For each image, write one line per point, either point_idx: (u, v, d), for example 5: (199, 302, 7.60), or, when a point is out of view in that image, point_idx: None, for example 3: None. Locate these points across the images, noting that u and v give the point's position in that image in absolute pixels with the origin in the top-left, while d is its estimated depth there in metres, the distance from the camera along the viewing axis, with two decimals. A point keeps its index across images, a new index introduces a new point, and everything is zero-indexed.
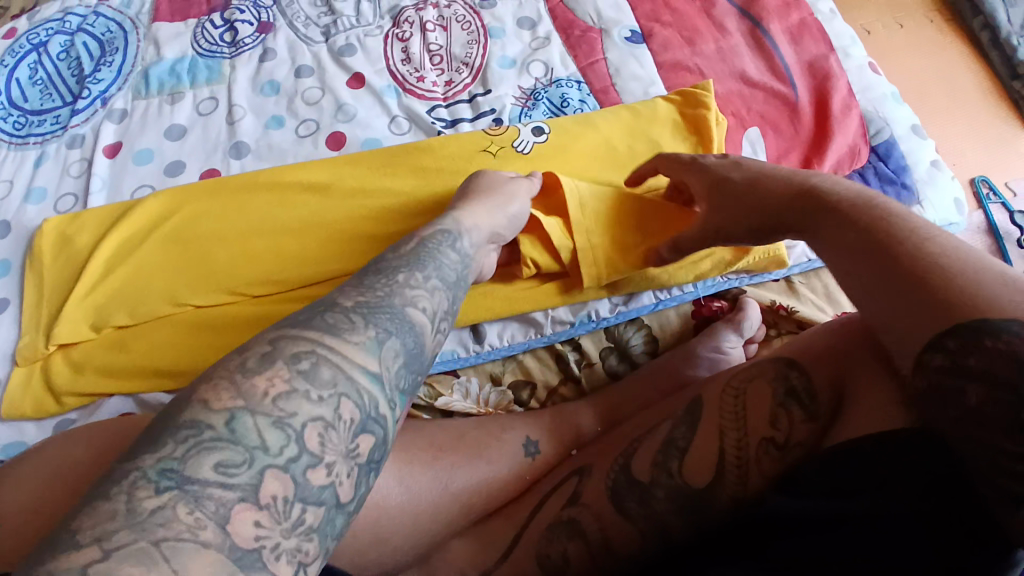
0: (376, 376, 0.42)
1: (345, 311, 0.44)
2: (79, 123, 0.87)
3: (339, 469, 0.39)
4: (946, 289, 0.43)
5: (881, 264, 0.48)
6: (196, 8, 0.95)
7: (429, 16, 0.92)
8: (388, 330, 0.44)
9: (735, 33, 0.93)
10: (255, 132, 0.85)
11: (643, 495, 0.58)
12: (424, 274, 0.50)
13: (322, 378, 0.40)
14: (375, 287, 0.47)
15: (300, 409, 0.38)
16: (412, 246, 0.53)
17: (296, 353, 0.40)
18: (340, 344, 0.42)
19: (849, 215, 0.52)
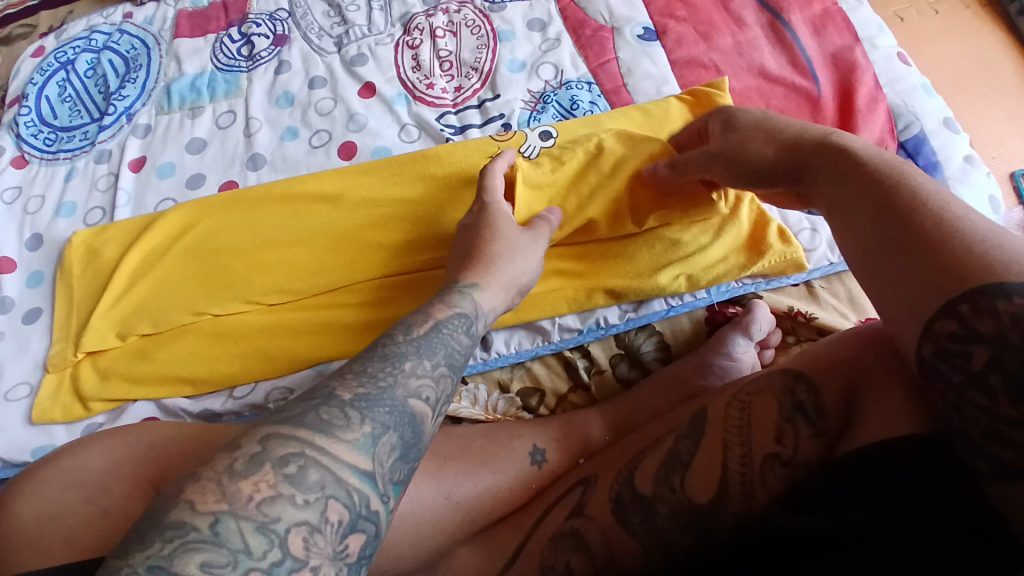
0: (366, 474, 0.42)
1: (341, 405, 0.44)
2: (106, 138, 0.91)
3: (324, 573, 0.39)
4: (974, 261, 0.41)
5: (902, 232, 0.46)
6: (214, 23, 0.98)
7: (439, 22, 0.92)
8: (384, 426, 0.44)
9: (753, 26, 0.89)
10: (270, 144, 0.87)
11: (645, 509, 0.57)
12: (433, 359, 0.50)
13: (309, 482, 0.40)
14: (377, 378, 0.47)
15: (284, 514, 0.39)
16: (425, 324, 0.53)
17: (284, 456, 0.41)
18: (329, 443, 0.42)
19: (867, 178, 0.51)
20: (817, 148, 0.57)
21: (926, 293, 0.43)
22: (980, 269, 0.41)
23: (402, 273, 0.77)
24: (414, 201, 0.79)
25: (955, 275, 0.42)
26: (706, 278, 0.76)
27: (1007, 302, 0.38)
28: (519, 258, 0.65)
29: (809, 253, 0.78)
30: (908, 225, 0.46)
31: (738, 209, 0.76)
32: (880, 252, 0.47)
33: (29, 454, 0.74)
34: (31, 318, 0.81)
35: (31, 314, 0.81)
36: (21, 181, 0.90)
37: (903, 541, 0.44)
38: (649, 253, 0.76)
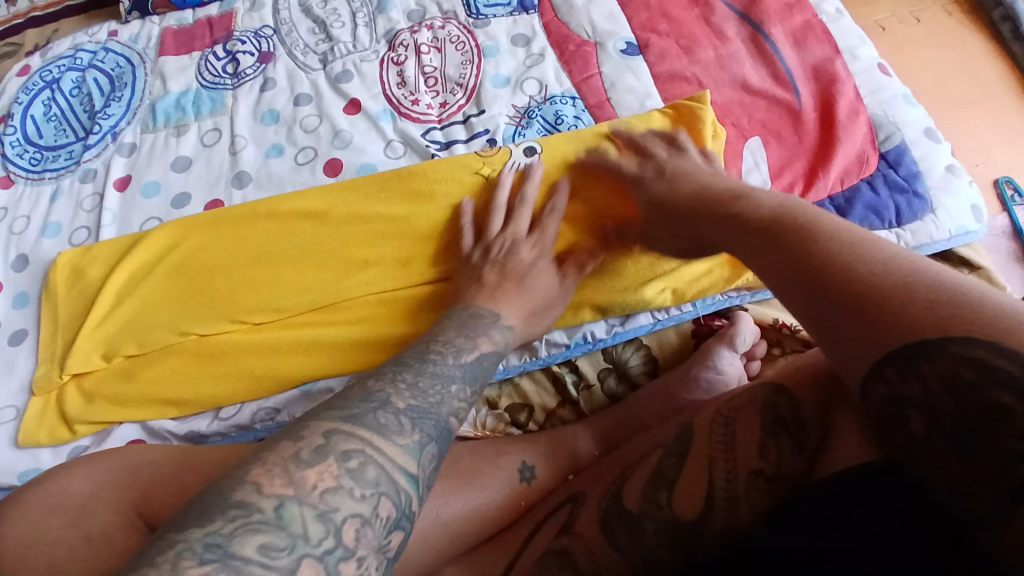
0: (414, 477, 0.43)
1: (395, 412, 0.45)
2: (92, 157, 0.91)
3: (369, 565, 0.39)
4: (894, 317, 0.42)
5: (820, 289, 0.47)
6: (199, 41, 0.98)
7: (424, 39, 0.92)
8: (429, 436, 0.46)
9: (735, 39, 0.90)
10: (255, 161, 0.87)
11: (632, 527, 0.57)
12: (472, 380, 0.55)
13: (368, 477, 0.41)
14: (427, 393, 0.49)
15: (343, 504, 0.39)
16: (472, 355, 0.58)
17: (347, 450, 0.41)
18: (386, 444, 0.43)
19: (782, 235, 0.53)
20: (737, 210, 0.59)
21: (863, 337, 0.43)
22: (908, 326, 0.41)
23: (387, 290, 0.77)
24: (399, 217, 0.79)
25: (883, 335, 0.42)
26: (690, 293, 0.76)
27: (931, 364, 0.39)
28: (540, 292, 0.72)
29: None
30: (830, 280, 0.47)
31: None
32: (810, 313, 0.48)
33: (14, 476, 0.73)
34: (17, 339, 0.81)
35: (16, 335, 0.81)
36: (5, 201, 0.90)
37: (891, 554, 0.41)
38: (633, 269, 0.76)
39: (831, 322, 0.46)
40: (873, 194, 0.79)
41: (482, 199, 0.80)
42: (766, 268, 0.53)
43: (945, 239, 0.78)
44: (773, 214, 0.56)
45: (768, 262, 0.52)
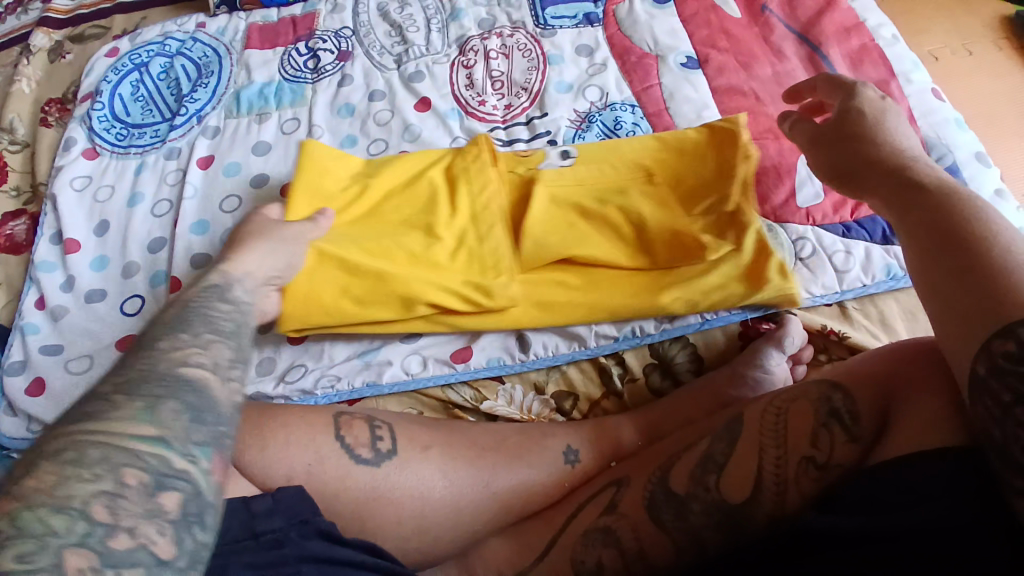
0: (159, 440, 0.42)
1: (103, 396, 0.43)
2: (177, 137, 0.99)
3: (143, 531, 0.40)
4: (1016, 296, 0.46)
5: (961, 256, 0.50)
6: (283, 38, 1.06)
7: (493, 45, 0.98)
8: (155, 396, 0.44)
9: (792, 58, 0.93)
10: (331, 149, 0.93)
11: (678, 507, 0.59)
12: (196, 330, 0.50)
13: (89, 458, 0.40)
14: (131, 365, 0.46)
15: (75, 492, 0.39)
16: (175, 308, 0.52)
17: (58, 448, 0.40)
18: (108, 423, 0.42)
19: (946, 204, 0.55)
20: (886, 168, 0.61)
21: (983, 309, 0.47)
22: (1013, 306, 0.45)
23: (421, 251, 0.77)
24: (436, 185, 0.81)
25: (993, 304, 0.46)
26: (711, 300, 0.76)
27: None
28: (283, 253, 0.67)
29: (842, 275, 0.78)
30: (969, 250, 0.50)
31: (742, 238, 0.77)
32: (934, 268, 0.52)
33: None
34: (95, 298, 0.87)
35: (95, 294, 0.88)
36: (91, 171, 0.97)
37: (949, 540, 0.44)
38: (653, 275, 0.78)
39: (949, 287, 0.50)
40: None
41: (516, 193, 0.82)
42: (911, 220, 0.56)
43: None
44: (947, 185, 0.57)
45: (923, 212, 0.55)
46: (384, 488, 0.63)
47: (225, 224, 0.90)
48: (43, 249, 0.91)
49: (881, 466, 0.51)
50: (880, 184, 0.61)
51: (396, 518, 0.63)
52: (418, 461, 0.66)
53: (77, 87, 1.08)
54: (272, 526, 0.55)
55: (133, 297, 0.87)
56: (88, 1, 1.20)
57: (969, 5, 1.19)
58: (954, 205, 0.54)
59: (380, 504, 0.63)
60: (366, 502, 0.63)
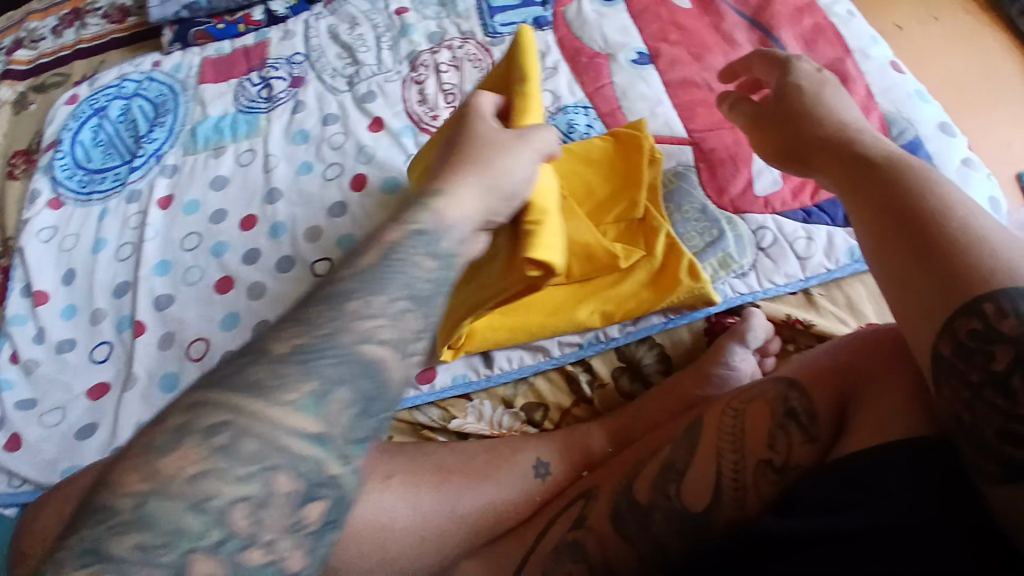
0: (317, 437, 0.43)
1: (270, 363, 0.44)
2: (137, 179, 0.99)
3: (278, 547, 0.43)
4: (972, 273, 0.44)
5: (911, 234, 0.48)
6: (237, 69, 1.06)
7: (443, 58, 0.98)
8: (331, 382, 0.44)
9: (745, 45, 0.91)
10: (287, 177, 0.93)
11: (642, 517, 0.58)
12: (387, 296, 0.48)
13: (242, 451, 0.42)
14: (314, 326, 0.46)
15: (218, 490, 0.41)
16: (374, 253, 0.50)
17: (212, 425, 0.42)
18: (267, 408, 0.43)
19: (892, 180, 0.53)
20: (833, 146, 0.60)
21: (939, 290, 0.45)
22: (972, 284, 0.43)
23: None
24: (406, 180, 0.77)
25: (950, 285, 0.45)
26: (620, 314, 0.76)
27: (991, 303, 0.42)
28: (509, 161, 0.61)
29: (805, 262, 0.76)
30: (921, 227, 0.48)
31: (652, 244, 0.76)
32: (889, 248, 0.50)
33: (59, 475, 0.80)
34: (66, 348, 0.88)
35: (66, 344, 0.88)
36: (56, 221, 0.98)
37: (916, 535, 0.42)
38: (563, 292, 0.77)
39: (911, 271, 0.48)
40: None
41: None
42: (862, 201, 0.54)
43: None
44: (894, 159, 0.55)
45: (870, 191, 0.54)
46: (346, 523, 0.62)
47: (186, 263, 0.90)
48: (13, 303, 0.92)
49: (847, 459, 0.48)
50: (829, 165, 0.60)
51: (361, 551, 0.63)
52: (379, 491, 0.64)
53: (40, 136, 1.09)
54: None
55: (101, 344, 0.87)
56: (49, 50, 1.21)
57: None
58: (902, 179, 0.52)
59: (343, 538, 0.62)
60: None
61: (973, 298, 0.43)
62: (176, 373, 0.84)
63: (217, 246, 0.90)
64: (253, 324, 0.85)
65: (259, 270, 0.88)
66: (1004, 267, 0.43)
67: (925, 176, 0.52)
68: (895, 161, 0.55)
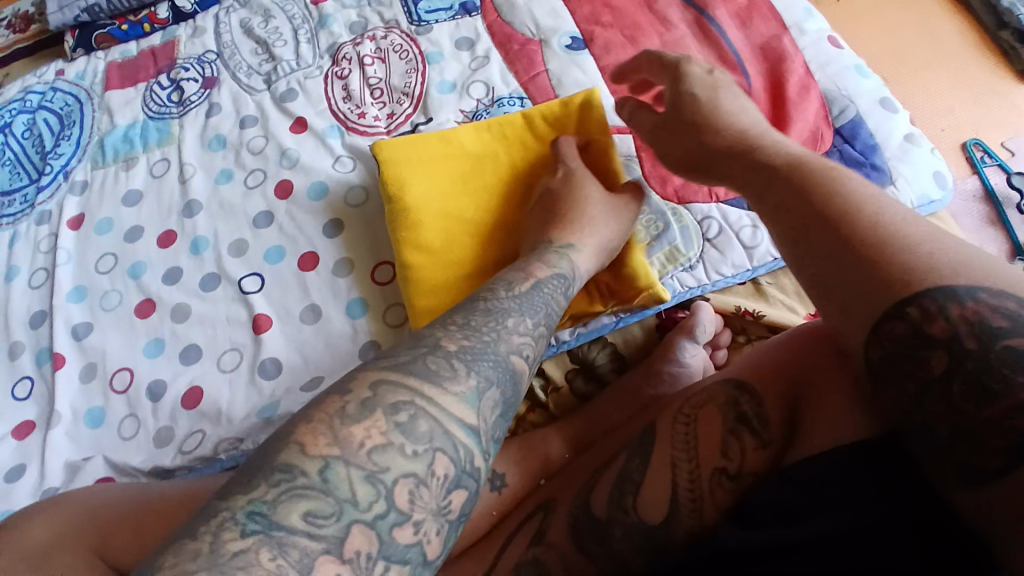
0: (473, 428, 0.46)
1: (448, 357, 0.48)
2: (45, 200, 0.90)
3: (426, 527, 0.42)
4: (894, 274, 0.43)
5: (825, 239, 0.47)
6: (144, 72, 0.97)
7: (367, 50, 0.91)
8: (488, 381, 0.48)
9: (680, 24, 0.88)
10: (205, 189, 0.86)
11: (602, 533, 0.56)
12: (533, 320, 0.55)
13: (420, 432, 0.44)
14: (482, 332, 0.51)
15: (394, 464, 0.42)
16: (526, 281, 0.60)
17: (397, 404, 0.44)
18: (438, 394, 0.45)
19: (796, 184, 0.52)
20: (738, 152, 0.59)
21: (863, 294, 0.44)
22: (897, 284, 0.42)
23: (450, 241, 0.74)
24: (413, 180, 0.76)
25: (877, 287, 0.43)
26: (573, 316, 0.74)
27: (916, 306, 0.41)
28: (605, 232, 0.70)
29: (752, 251, 0.75)
30: (835, 231, 0.47)
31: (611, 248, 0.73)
32: (808, 256, 0.48)
33: None
34: None
35: None
36: None
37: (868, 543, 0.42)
38: None
39: (840, 276, 0.46)
40: None
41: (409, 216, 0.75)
42: (772, 208, 0.53)
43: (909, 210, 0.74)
44: (796, 160, 0.55)
45: (778, 198, 0.53)
46: None
47: (103, 287, 0.83)
48: None
49: (798, 465, 0.49)
50: (735, 171, 0.59)
51: None
52: None
53: None
54: None
55: (23, 380, 0.80)
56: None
57: None
58: (807, 183, 0.52)
59: None
60: None
61: (898, 302, 0.42)
62: (102, 407, 0.78)
63: (133, 266, 0.84)
64: (184, 347, 0.78)
65: (183, 290, 0.81)
66: (927, 264, 0.42)
67: (829, 175, 0.51)
68: (797, 162, 0.54)
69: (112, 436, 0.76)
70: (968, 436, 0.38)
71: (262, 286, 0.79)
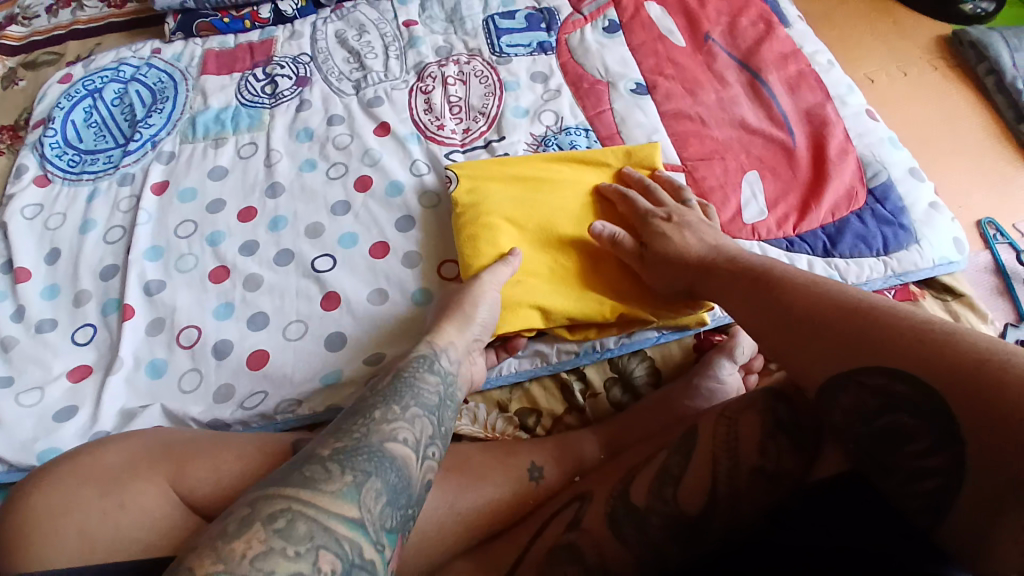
0: (356, 521, 0.47)
1: (323, 461, 0.49)
2: (131, 163, 0.97)
3: None
4: (844, 334, 0.53)
5: (784, 321, 0.58)
6: (241, 64, 1.06)
7: (450, 72, 1.01)
8: (366, 473, 0.50)
9: (734, 84, 0.98)
10: (289, 173, 0.93)
11: (639, 521, 0.61)
12: (404, 403, 0.57)
13: (298, 534, 0.44)
14: (352, 431, 0.53)
15: (277, 566, 0.43)
16: (388, 377, 0.60)
17: (273, 512, 0.45)
18: (314, 496, 0.47)
19: (742, 292, 0.66)
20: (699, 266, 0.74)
21: (829, 359, 0.53)
22: (855, 344, 0.52)
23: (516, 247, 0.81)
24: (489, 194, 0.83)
25: (839, 356, 0.52)
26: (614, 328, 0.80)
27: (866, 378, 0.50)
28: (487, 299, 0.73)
29: None
30: (792, 313, 0.58)
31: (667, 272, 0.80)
32: (780, 341, 0.58)
33: (32, 459, 0.75)
34: (44, 327, 0.84)
35: (45, 324, 0.84)
36: (42, 198, 0.95)
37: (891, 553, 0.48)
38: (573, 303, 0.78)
39: (806, 351, 0.55)
40: (861, 225, 0.84)
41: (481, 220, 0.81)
42: (736, 312, 0.66)
43: (929, 267, 0.82)
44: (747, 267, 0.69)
45: (739, 302, 0.65)
46: None
47: (181, 250, 0.88)
48: None
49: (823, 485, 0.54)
50: (702, 285, 0.73)
51: None
52: None
53: (29, 113, 1.06)
54: None
55: (84, 327, 0.84)
56: (42, 27, 1.18)
57: (905, 26, 1.23)
58: (752, 288, 0.65)
59: None
60: None
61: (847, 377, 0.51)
62: (165, 359, 0.81)
63: (212, 234, 0.89)
64: (253, 313, 0.83)
65: (257, 261, 0.87)
66: (870, 314, 0.52)
67: (770, 275, 0.65)
68: (743, 270, 0.68)
69: (172, 388, 0.80)
70: (909, 461, 0.47)
71: (334, 266, 0.85)
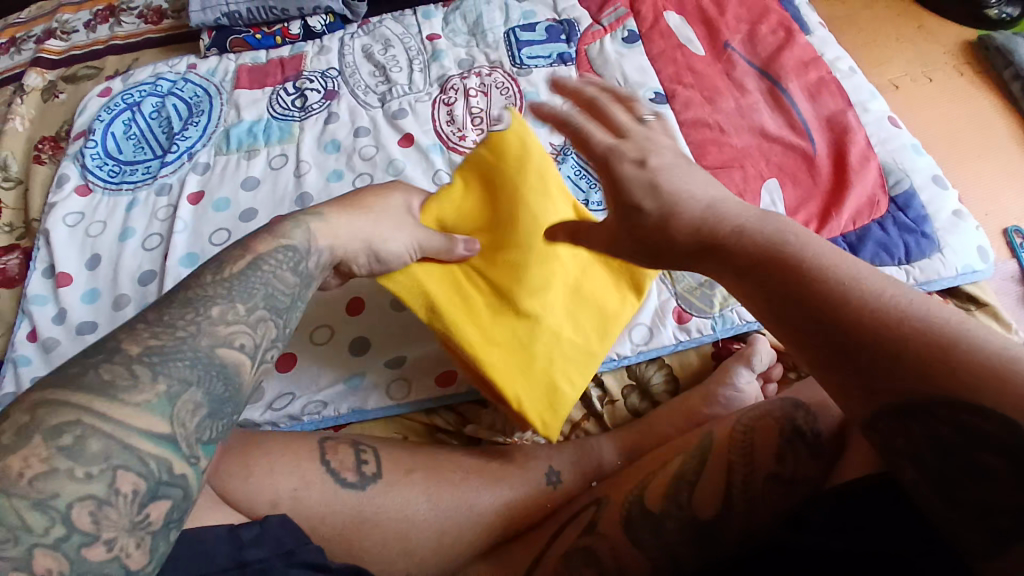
0: (166, 438, 0.45)
1: (126, 365, 0.46)
2: (168, 173, 1.02)
3: (121, 545, 0.42)
4: (895, 356, 0.44)
5: (813, 322, 0.48)
6: (271, 78, 1.10)
7: (473, 84, 1.03)
8: (182, 383, 0.47)
9: (754, 92, 0.98)
10: (317, 184, 0.97)
11: (654, 525, 0.61)
12: (245, 303, 0.53)
13: (90, 452, 0.42)
14: (177, 325, 0.49)
15: (63, 490, 0.41)
16: (242, 262, 0.55)
17: (58, 426, 0.42)
18: (111, 407, 0.44)
19: (763, 269, 0.52)
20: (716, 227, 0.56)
21: (880, 389, 0.45)
22: (909, 372, 0.44)
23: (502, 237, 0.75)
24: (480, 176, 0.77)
25: (889, 387, 0.44)
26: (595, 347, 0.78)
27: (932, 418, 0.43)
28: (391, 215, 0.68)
29: None
30: (825, 313, 0.48)
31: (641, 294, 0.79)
32: (808, 346, 0.49)
33: None
34: (85, 330, 0.89)
35: (86, 327, 0.89)
36: (84, 207, 1.00)
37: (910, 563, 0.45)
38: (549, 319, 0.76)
39: (844, 369, 0.47)
40: (883, 233, 0.83)
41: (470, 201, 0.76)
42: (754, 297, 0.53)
43: (952, 276, 0.81)
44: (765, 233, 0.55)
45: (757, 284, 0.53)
46: (372, 510, 0.66)
47: None
48: (35, 283, 0.94)
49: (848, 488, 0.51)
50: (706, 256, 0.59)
51: (382, 541, 0.65)
52: (402, 483, 0.68)
53: (70, 125, 1.12)
54: (258, 555, 0.55)
55: None
56: (81, 43, 1.25)
57: (930, 31, 1.21)
58: (776, 265, 0.52)
59: (367, 525, 0.65)
60: (354, 523, 0.65)
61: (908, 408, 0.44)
62: None
63: None
64: None
65: None
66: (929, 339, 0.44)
67: (799, 249, 0.52)
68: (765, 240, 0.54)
69: None
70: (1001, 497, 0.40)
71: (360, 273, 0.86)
